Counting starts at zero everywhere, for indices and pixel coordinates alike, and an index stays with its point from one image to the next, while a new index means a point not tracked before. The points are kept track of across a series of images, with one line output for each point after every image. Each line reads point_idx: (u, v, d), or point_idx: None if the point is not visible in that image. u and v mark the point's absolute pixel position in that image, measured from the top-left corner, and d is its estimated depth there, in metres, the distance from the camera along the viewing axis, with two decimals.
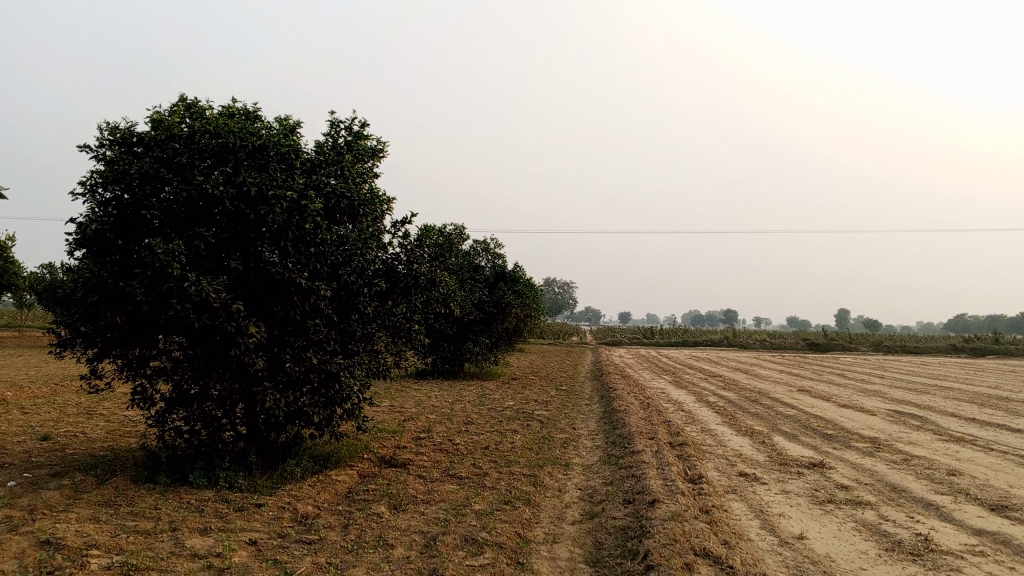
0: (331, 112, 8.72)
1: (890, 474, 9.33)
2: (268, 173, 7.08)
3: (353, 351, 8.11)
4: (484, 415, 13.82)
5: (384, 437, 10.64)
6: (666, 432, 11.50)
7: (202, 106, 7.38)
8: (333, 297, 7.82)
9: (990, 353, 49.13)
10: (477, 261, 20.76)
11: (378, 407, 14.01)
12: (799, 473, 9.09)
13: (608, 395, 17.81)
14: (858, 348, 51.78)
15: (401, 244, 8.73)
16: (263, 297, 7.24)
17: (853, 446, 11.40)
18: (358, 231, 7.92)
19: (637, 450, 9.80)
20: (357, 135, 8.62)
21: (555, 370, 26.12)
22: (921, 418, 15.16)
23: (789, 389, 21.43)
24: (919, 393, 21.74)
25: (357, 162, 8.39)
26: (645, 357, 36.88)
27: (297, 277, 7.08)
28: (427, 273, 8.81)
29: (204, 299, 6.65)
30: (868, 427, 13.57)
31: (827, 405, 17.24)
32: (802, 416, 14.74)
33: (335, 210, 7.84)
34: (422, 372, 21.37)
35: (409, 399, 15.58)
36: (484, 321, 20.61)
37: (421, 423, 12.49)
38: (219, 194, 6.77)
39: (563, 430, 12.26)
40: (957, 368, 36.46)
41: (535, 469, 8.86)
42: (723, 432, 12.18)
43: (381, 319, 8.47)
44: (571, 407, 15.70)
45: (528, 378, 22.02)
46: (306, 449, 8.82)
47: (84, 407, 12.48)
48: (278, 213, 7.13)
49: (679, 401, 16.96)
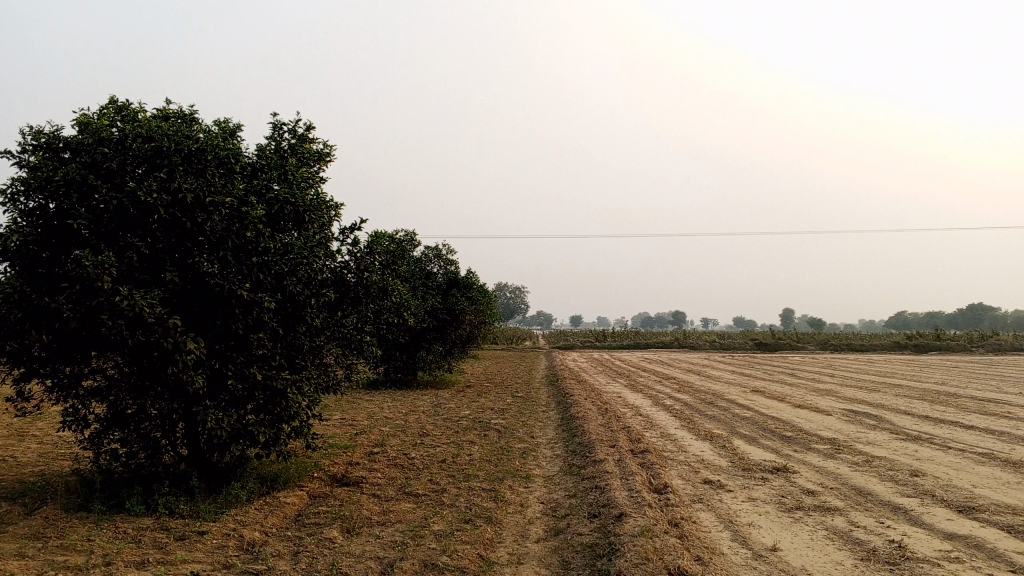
0: (273, 114, 8.30)
1: (854, 476, 9.20)
2: (205, 178, 6.63)
3: (300, 366, 7.69)
4: (439, 426, 13.44)
5: (335, 453, 10.19)
6: (627, 438, 11.27)
7: (134, 108, 6.88)
8: (279, 310, 7.41)
9: (932, 349, 50.24)
10: (429, 267, 20.31)
11: (329, 420, 13.54)
12: (764, 479, 8.90)
13: (565, 401, 17.55)
14: (807, 347, 52.49)
15: (350, 251, 8.34)
16: (202, 310, 6.81)
17: (813, 448, 11.29)
18: (305, 238, 7.50)
19: (599, 459, 9.52)
20: (302, 137, 8.22)
21: (509, 376, 25.83)
22: (877, 416, 15.19)
23: (744, 390, 21.44)
24: (871, 391, 21.94)
25: (301, 166, 7.97)
26: (598, 361, 36.82)
27: (238, 288, 6.65)
28: (378, 281, 8.43)
29: (137, 313, 6.18)
30: (826, 428, 13.52)
31: (783, 406, 17.23)
32: (760, 418, 14.66)
33: (278, 217, 7.40)
34: (374, 383, 20.87)
35: (361, 411, 15.12)
36: (437, 329, 20.19)
37: (374, 436, 12.06)
38: (153, 202, 6.30)
39: (521, 440, 11.95)
40: (903, 364, 37.14)
41: (494, 483, 8.52)
42: (683, 437, 11.99)
43: (330, 331, 8.07)
44: (527, 414, 15.41)
45: (482, 385, 21.65)
46: (252, 469, 8.36)
47: (15, 429, 11.78)
48: (217, 221, 6.69)
49: (636, 405, 16.78)
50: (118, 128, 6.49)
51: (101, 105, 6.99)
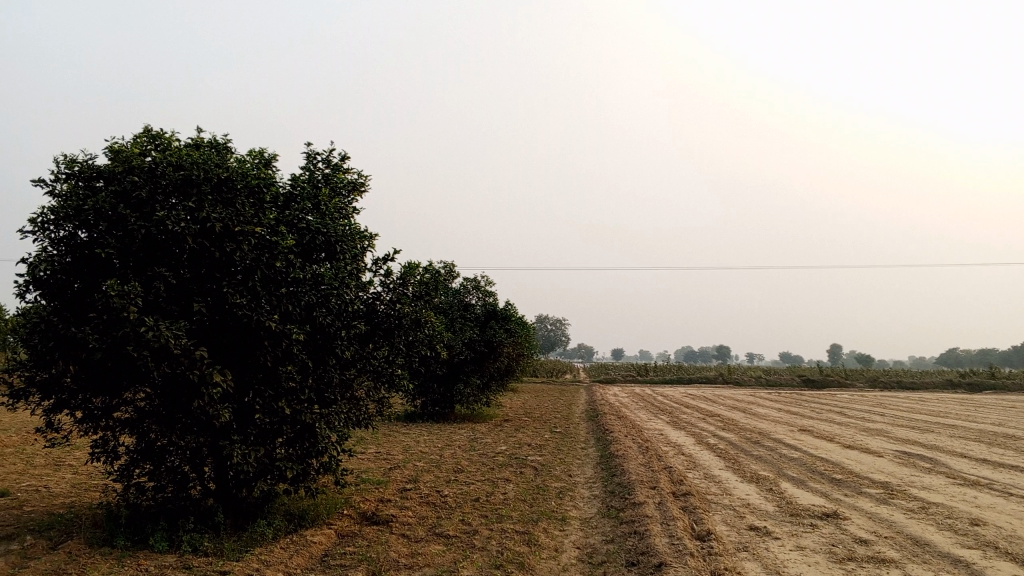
0: (308, 143, 8.21)
1: (910, 525, 8.70)
2: (235, 207, 6.51)
3: (330, 400, 7.50)
4: (475, 462, 13.15)
5: (366, 489, 9.96)
6: (668, 479, 10.87)
7: (167, 137, 6.81)
8: (308, 342, 7.23)
9: (987, 387, 48.65)
10: (467, 299, 20.15)
11: (363, 455, 13.33)
12: (813, 525, 8.45)
13: (604, 437, 17.16)
14: (854, 384, 51.17)
15: (383, 282, 8.18)
16: (230, 342, 6.65)
17: (865, 492, 10.76)
18: (336, 269, 7.33)
19: (638, 501, 9.15)
20: (336, 166, 8.11)
21: (548, 410, 25.46)
22: (931, 460, 14.54)
23: (790, 429, 20.80)
24: (924, 432, 21.12)
25: (334, 196, 7.84)
26: (639, 396, 36.26)
27: (267, 320, 6.48)
28: (411, 312, 8.25)
29: (162, 345, 6.04)
30: (878, 471, 12.94)
31: (831, 446, 16.61)
32: (807, 459, 14.12)
33: (310, 248, 7.25)
34: (411, 416, 20.68)
35: (397, 445, 14.90)
36: (475, 361, 19.97)
37: (407, 472, 11.81)
38: (180, 231, 6.19)
39: (558, 478, 11.60)
40: (956, 404, 35.90)
41: (528, 525, 8.20)
42: (727, 478, 11.54)
43: (361, 364, 7.88)
44: (565, 451, 15.04)
45: (520, 420, 21.31)
46: (280, 506, 8.15)
47: (51, 459, 11.77)
48: (246, 251, 6.55)
49: (677, 444, 16.31)
50: (149, 156, 6.41)
51: (135, 134, 6.94)
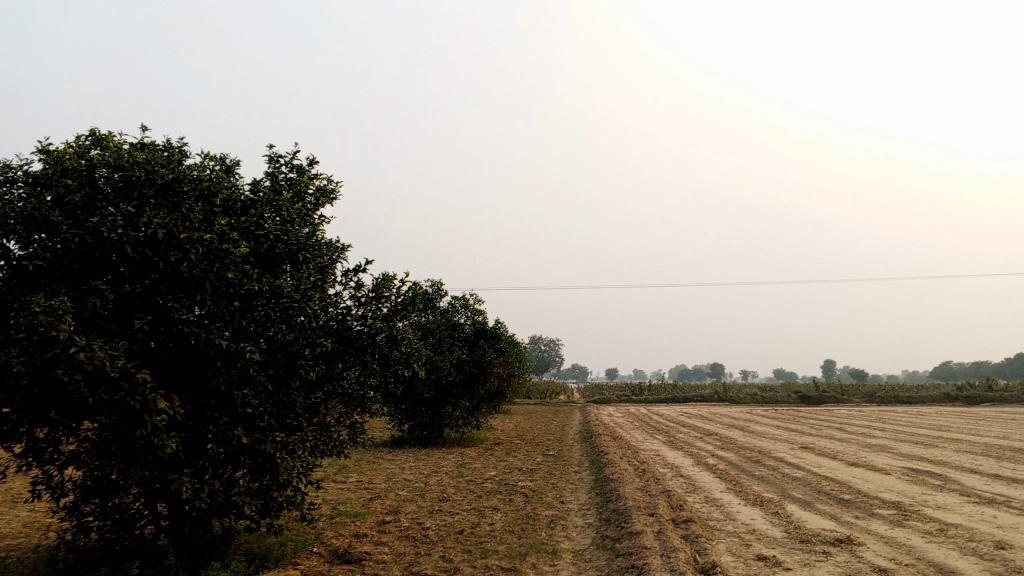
0: (270, 146, 7.58)
1: (931, 550, 7.99)
2: (182, 213, 5.83)
3: (294, 426, 6.81)
4: (463, 489, 12.42)
5: (341, 524, 9.21)
6: (667, 504, 10.16)
7: (108, 137, 6.13)
8: (268, 363, 6.54)
9: (984, 400, 48.14)
10: (456, 318, 19.44)
11: (344, 485, 12.57)
12: (828, 553, 7.74)
13: (599, 460, 16.42)
14: (852, 400, 50.43)
15: (353, 296, 7.50)
16: (178, 364, 5.97)
17: (878, 514, 10.05)
18: (298, 281, 6.65)
19: (635, 531, 8.42)
20: (301, 170, 7.47)
21: (542, 433, 24.73)
22: (942, 476, 13.85)
23: (792, 447, 20.10)
24: (929, 447, 20.45)
25: (297, 201, 7.18)
26: (634, 416, 35.54)
27: (218, 338, 5.80)
28: (383, 327, 7.58)
29: (97, 368, 5.32)
30: (888, 490, 12.25)
31: (836, 464, 15.91)
32: (813, 479, 13.42)
33: (270, 258, 6.56)
34: (399, 441, 19.91)
35: (381, 473, 14.15)
36: (464, 383, 19.25)
37: (389, 502, 11.06)
38: (117, 238, 5.50)
39: (549, 505, 10.87)
40: (957, 417, 35.22)
41: (516, 561, 7.47)
42: (730, 502, 10.84)
43: (328, 386, 7.19)
44: (558, 475, 14.32)
45: (512, 443, 20.56)
46: (241, 545, 7.41)
47: (8, 495, 10.97)
48: (194, 261, 5.85)
49: (676, 465, 15.59)
50: (85, 158, 5.73)
51: (75, 136, 6.25)
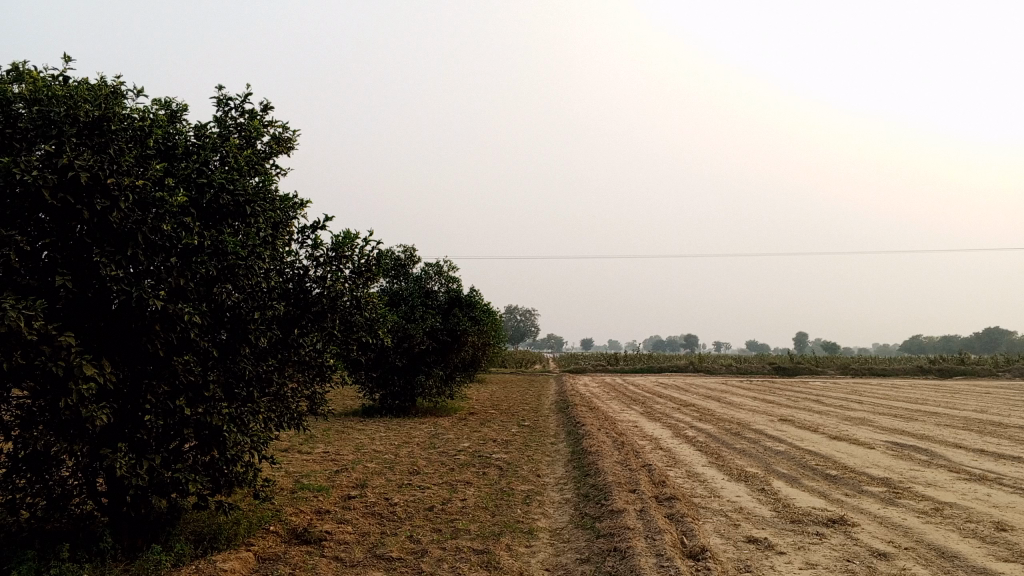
0: (219, 87, 6.87)
1: (929, 531, 7.53)
2: (110, 155, 5.11)
3: (242, 396, 6.17)
4: (434, 462, 11.87)
5: (302, 499, 8.62)
6: (648, 480, 9.65)
7: (27, 69, 5.37)
8: (213, 326, 5.88)
9: (957, 373, 48.44)
10: (429, 284, 18.78)
11: (309, 457, 11.97)
12: (821, 535, 7.25)
13: (575, 431, 15.94)
14: (827, 372, 50.41)
15: (311, 255, 6.83)
16: (109, 326, 5.30)
17: (868, 491, 9.61)
18: (247, 234, 5.97)
19: (616, 509, 7.90)
20: (253, 114, 6.77)
21: (516, 402, 24.26)
22: (926, 450, 13.50)
23: (771, 419, 19.75)
24: (909, 419, 20.18)
25: (248, 149, 6.49)
26: (611, 385, 35.23)
27: (152, 298, 5.13)
28: (345, 288, 6.94)
29: (11, 329, 4.63)
30: (874, 465, 11.85)
31: (818, 437, 15.54)
32: (796, 453, 13.00)
33: (215, 211, 5.88)
34: (370, 411, 19.32)
35: (349, 444, 13.56)
36: (437, 351, 18.66)
37: (355, 475, 10.48)
38: (33, 181, 4.76)
39: (524, 480, 10.35)
40: (931, 389, 35.21)
41: (489, 542, 6.93)
42: (713, 477, 10.36)
43: (283, 353, 6.54)
44: (533, 448, 13.81)
45: (486, 413, 20.05)
46: (187, 526, 6.80)
47: None
48: (125, 210, 5.13)
49: (654, 437, 15.13)
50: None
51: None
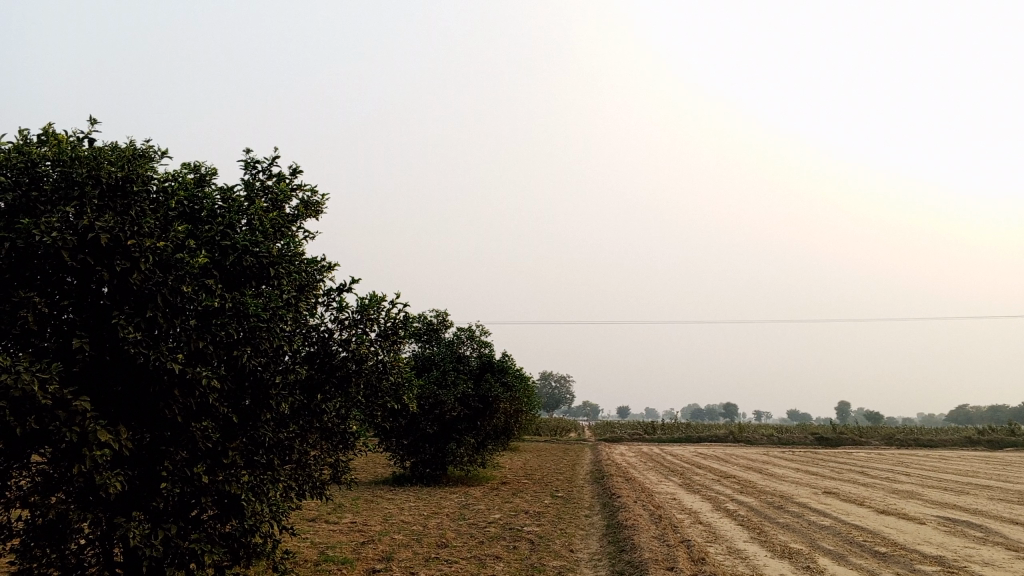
0: (247, 151, 6.90)
1: None
2: (132, 216, 5.09)
3: (262, 464, 5.99)
4: (463, 534, 11.51)
5: (325, 573, 8.33)
6: (686, 557, 9.22)
7: (55, 132, 5.44)
8: (234, 391, 5.74)
9: (1007, 444, 46.77)
10: (461, 350, 18.63)
11: (336, 528, 11.69)
12: None
13: (610, 503, 15.46)
14: (871, 443, 48.93)
15: (336, 318, 6.70)
16: (126, 391, 5.18)
17: (920, 571, 9.06)
18: (271, 297, 5.86)
19: None
20: (280, 178, 6.77)
21: (550, 472, 23.75)
22: (980, 527, 12.82)
23: (814, 491, 19.03)
24: (961, 493, 19.33)
25: (274, 212, 6.46)
26: (647, 454, 34.46)
27: (169, 361, 5.02)
28: (370, 352, 6.79)
29: (25, 393, 4.51)
30: (925, 541, 11.24)
31: (864, 512, 14.88)
32: (842, 528, 12.41)
33: (238, 274, 5.80)
34: (401, 479, 19.01)
35: (377, 514, 13.25)
36: (469, 418, 18.39)
37: (381, 547, 10.18)
38: (52, 243, 4.71)
39: (556, 554, 9.96)
40: (981, 462, 33.91)
41: None
42: (755, 554, 9.87)
43: (305, 419, 6.37)
44: (566, 520, 13.38)
45: (519, 483, 19.61)
46: None
47: None
48: (144, 272, 5.06)
49: (692, 510, 14.61)
50: (23, 153, 5.05)
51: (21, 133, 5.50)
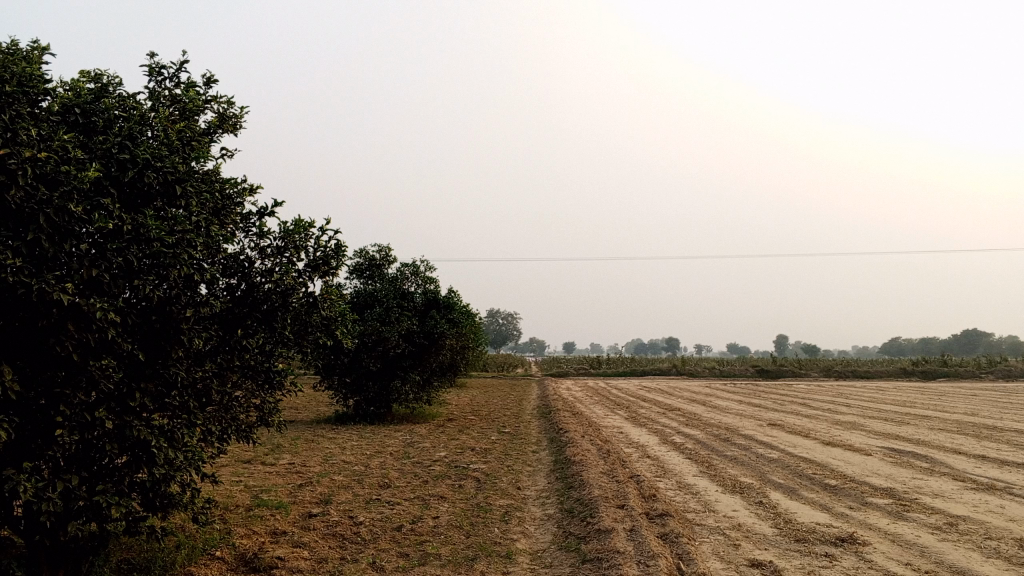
0: (152, 54, 6.11)
1: (948, 551, 6.79)
2: (5, 123, 4.28)
3: (175, 406, 5.41)
4: (407, 473, 11.08)
5: (256, 519, 7.81)
6: (638, 494, 8.90)
7: None
8: (138, 326, 5.06)
9: (940, 375, 48.19)
10: (405, 285, 17.97)
11: (273, 470, 11.15)
12: (831, 557, 6.52)
13: (558, 438, 15.19)
14: (811, 375, 49.89)
15: (257, 245, 6.04)
16: (9, 326, 4.50)
17: (873, 503, 8.89)
18: (178, 219, 5.14)
19: (604, 528, 7.15)
20: (189, 85, 6.02)
21: (497, 407, 23.49)
22: (926, 457, 12.84)
23: (760, 424, 19.06)
24: (901, 424, 19.59)
25: (182, 123, 5.72)
26: (593, 389, 34.53)
27: (56, 290, 4.29)
28: (297, 283, 6.17)
29: None
30: (875, 473, 11.15)
31: (810, 443, 14.85)
32: (791, 461, 12.30)
33: (140, 192, 5.06)
34: (344, 417, 18.52)
35: (317, 454, 12.74)
36: (413, 355, 17.88)
37: (320, 490, 9.67)
38: None
39: (503, 492, 9.59)
40: (915, 392, 34.73)
41: (459, 569, 6.17)
42: (707, 488, 9.63)
43: (223, 357, 5.77)
44: (513, 456, 13.04)
45: (465, 419, 19.26)
46: (117, 554, 5.99)
47: None
48: (23, 190, 4.28)
49: (641, 444, 14.42)
50: None
51: None
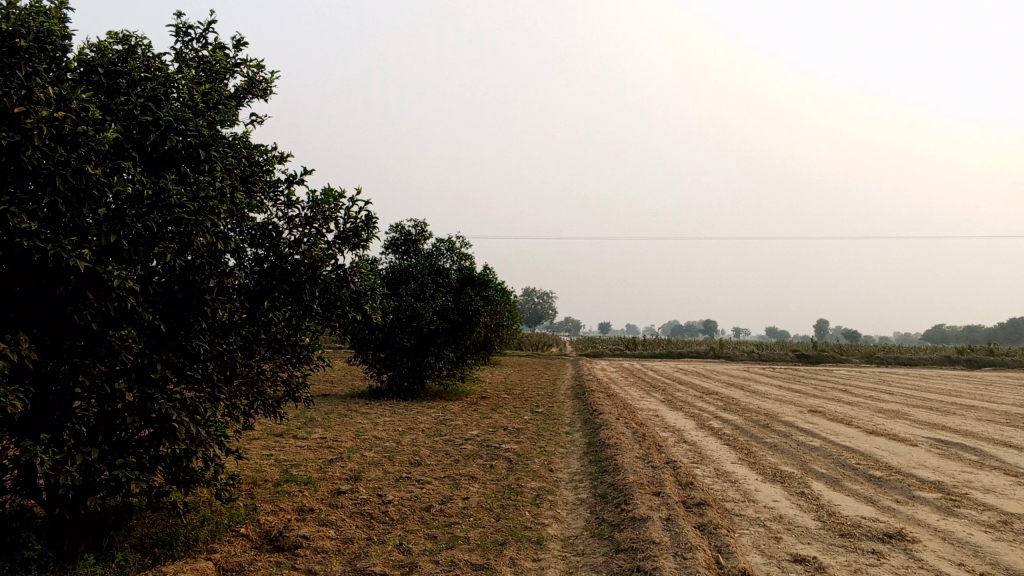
0: (179, 14, 5.92)
1: (1003, 551, 6.42)
2: (20, 79, 4.10)
3: (198, 379, 5.27)
4: (438, 451, 10.92)
5: (283, 495, 7.68)
6: (674, 481, 8.62)
7: None
8: (159, 295, 4.90)
9: (986, 364, 47.05)
10: (440, 262, 17.78)
11: (305, 444, 11.07)
12: (878, 554, 6.20)
13: (592, 420, 14.93)
14: (851, 361, 48.96)
15: (284, 215, 5.86)
16: (27, 292, 4.36)
17: (920, 497, 8.52)
18: (200, 185, 4.95)
19: (638, 516, 6.90)
20: (216, 47, 5.83)
21: (531, 387, 23.30)
22: (975, 449, 12.36)
23: (800, 410, 18.62)
24: (947, 414, 19.00)
25: (208, 85, 5.53)
26: (629, 371, 34.21)
27: (73, 257, 4.13)
28: (326, 255, 5.98)
29: None
30: (921, 465, 10.74)
31: (853, 432, 14.41)
32: (833, 449, 11.91)
33: (161, 156, 4.88)
34: (378, 392, 18.45)
35: (348, 430, 12.63)
36: (447, 332, 17.71)
37: (349, 466, 9.54)
38: None
39: (535, 474, 9.37)
40: (961, 381, 33.82)
41: (488, 555, 5.96)
42: (746, 477, 9.32)
43: (247, 330, 5.61)
44: (546, 437, 12.82)
45: (499, 398, 19.09)
46: (140, 529, 5.89)
47: None
48: (39, 151, 4.11)
49: (677, 428, 14.11)
50: None
51: None
